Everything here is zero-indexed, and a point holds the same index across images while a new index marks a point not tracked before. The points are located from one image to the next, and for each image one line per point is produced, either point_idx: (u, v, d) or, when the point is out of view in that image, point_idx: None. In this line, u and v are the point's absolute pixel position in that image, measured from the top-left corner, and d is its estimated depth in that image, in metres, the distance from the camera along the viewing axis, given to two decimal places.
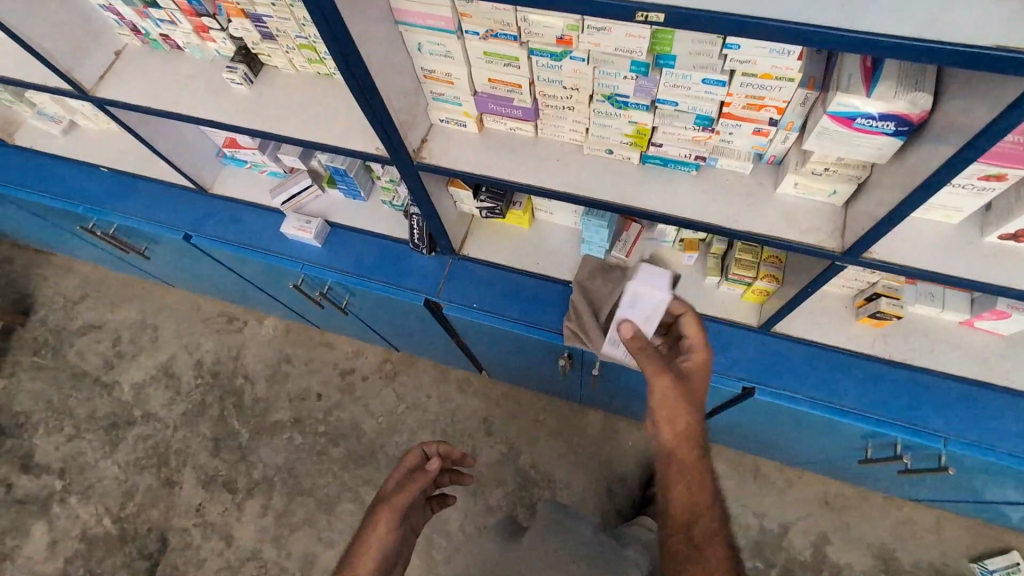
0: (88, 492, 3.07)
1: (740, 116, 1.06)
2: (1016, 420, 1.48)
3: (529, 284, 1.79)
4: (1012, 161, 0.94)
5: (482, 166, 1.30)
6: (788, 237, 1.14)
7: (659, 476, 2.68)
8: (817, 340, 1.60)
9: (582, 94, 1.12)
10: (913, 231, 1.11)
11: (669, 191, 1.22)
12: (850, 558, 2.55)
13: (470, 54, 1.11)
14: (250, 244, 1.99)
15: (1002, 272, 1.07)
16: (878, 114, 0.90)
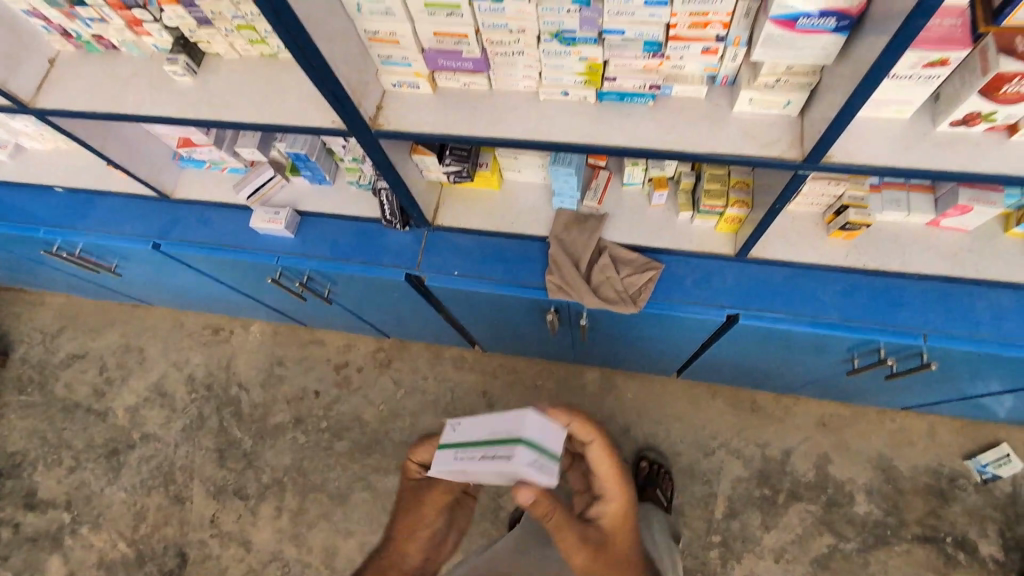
0: (99, 520, 3.06)
1: (686, 37, 1.07)
2: (988, 309, 1.53)
3: (506, 245, 1.79)
4: (954, 44, 0.96)
5: (441, 126, 1.29)
6: (750, 152, 1.15)
7: (644, 461, 2.70)
8: (792, 259, 1.63)
9: (529, 36, 1.12)
10: (868, 130, 1.13)
11: (628, 124, 1.22)
12: (851, 473, 2.64)
13: (411, 8, 1.10)
14: (222, 244, 1.96)
15: (958, 158, 1.10)
16: (818, 12, 0.91)
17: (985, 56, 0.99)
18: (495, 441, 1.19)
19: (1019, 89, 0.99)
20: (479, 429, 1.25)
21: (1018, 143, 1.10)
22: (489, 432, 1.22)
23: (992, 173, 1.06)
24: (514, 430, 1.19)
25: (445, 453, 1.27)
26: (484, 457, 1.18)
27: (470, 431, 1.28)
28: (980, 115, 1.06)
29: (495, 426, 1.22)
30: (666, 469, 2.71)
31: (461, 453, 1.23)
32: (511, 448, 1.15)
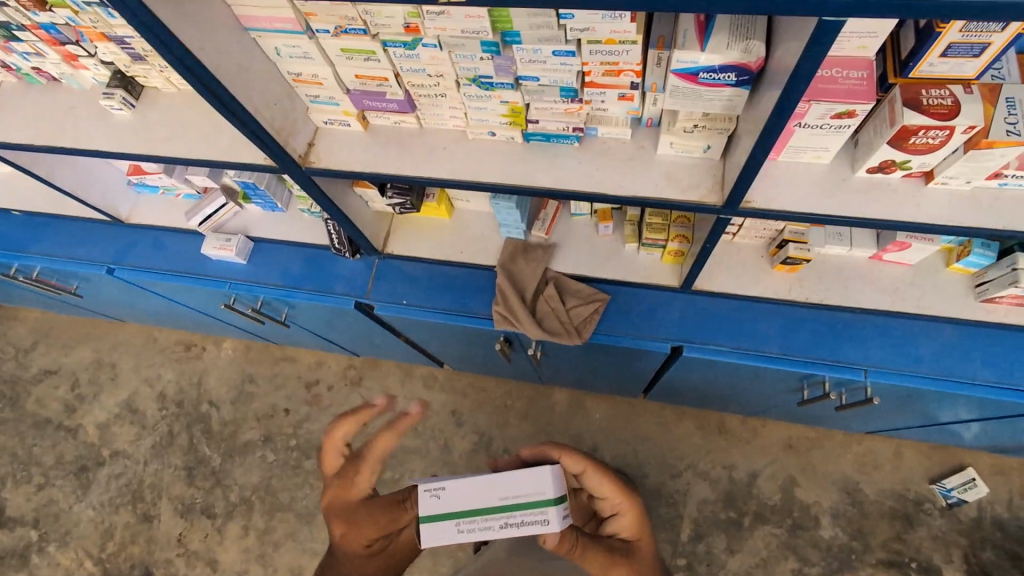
0: (66, 538, 3.04)
1: (601, 84, 1.07)
2: (929, 344, 1.53)
3: (455, 274, 1.79)
4: (858, 97, 0.95)
5: (371, 164, 1.29)
6: (670, 196, 1.16)
7: None
8: (735, 292, 1.62)
9: (447, 81, 1.12)
10: (788, 174, 1.13)
11: (554, 165, 1.23)
12: (817, 496, 2.63)
13: (328, 53, 1.10)
14: (175, 270, 1.96)
15: (874, 205, 1.10)
16: (718, 67, 0.91)
17: (892, 107, 0.99)
18: (515, 509, 1.07)
19: (928, 140, 0.98)
20: (482, 494, 1.10)
21: (935, 191, 1.10)
22: (507, 495, 1.09)
23: (904, 221, 1.06)
24: (538, 491, 1.07)
25: (438, 525, 1.09)
26: (503, 527, 1.08)
27: (461, 494, 1.09)
28: (894, 163, 1.06)
29: (507, 490, 1.09)
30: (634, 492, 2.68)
31: (466, 524, 1.09)
32: (541, 510, 1.07)
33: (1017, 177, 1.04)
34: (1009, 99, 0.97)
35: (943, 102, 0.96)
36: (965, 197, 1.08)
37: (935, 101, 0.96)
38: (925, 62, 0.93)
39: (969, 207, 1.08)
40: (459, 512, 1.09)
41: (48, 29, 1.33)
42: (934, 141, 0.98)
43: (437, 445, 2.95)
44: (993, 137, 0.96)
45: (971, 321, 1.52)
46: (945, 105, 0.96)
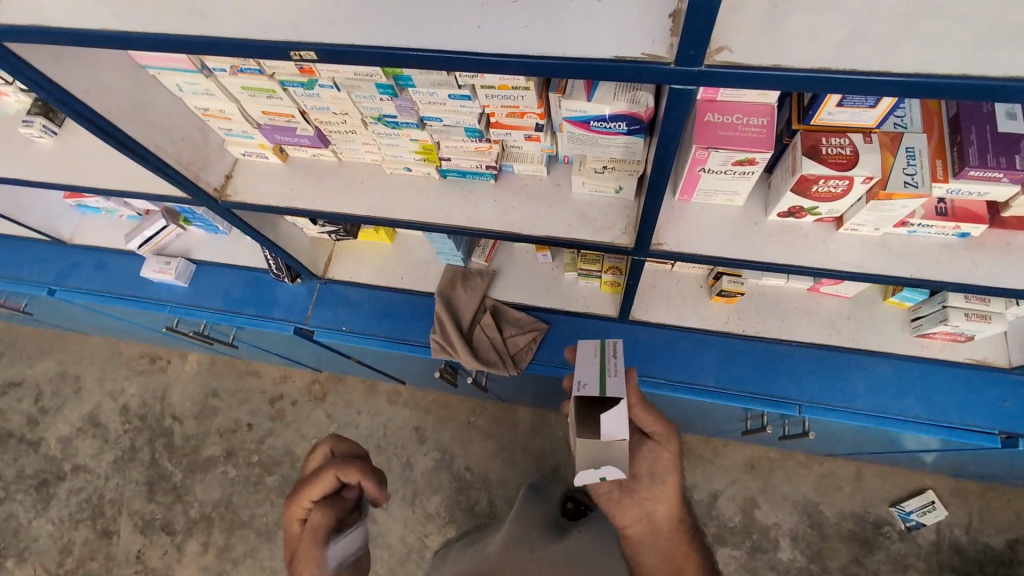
0: (24, 554, 3.01)
1: (507, 125, 1.05)
2: (865, 379, 1.51)
3: (395, 300, 1.77)
4: (756, 146, 0.93)
5: (286, 198, 1.26)
6: (583, 237, 1.13)
7: None
8: (674, 323, 1.60)
9: (354, 119, 1.09)
10: (701, 217, 1.11)
11: (470, 203, 1.21)
12: (776, 517, 2.61)
13: (230, 90, 1.07)
14: (114, 292, 1.92)
15: (785, 251, 1.08)
16: (609, 115, 0.89)
17: (795, 154, 0.98)
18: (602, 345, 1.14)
19: (829, 188, 0.97)
20: (585, 369, 1.10)
21: (847, 237, 1.08)
22: (586, 355, 1.14)
23: (812, 267, 1.05)
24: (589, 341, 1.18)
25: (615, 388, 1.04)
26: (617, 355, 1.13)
27: (586, 378, 1.08)
28: (803, 209, 1.04)
29: (586, 356, 1.14)
30: None
31: (613, 370, 1.08)
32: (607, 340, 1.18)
33: (926, 226, 1.02)
34: (909, 148, 0.96)
35: (843, 152, 0.95)
36: (876, 243, 1.07)
37: (834, 151, 0.94)
38: (824, 109, 0.90)
39: (879, 253, 1.06)
40: (602, 374, 1.08)
41: None
42: (836, 189, 0.97)
43: (399, 462, 2.93)
44: (891, 188, 0.94)
45: (907, 356, 1.50)
46: (843, 154, 0.94)
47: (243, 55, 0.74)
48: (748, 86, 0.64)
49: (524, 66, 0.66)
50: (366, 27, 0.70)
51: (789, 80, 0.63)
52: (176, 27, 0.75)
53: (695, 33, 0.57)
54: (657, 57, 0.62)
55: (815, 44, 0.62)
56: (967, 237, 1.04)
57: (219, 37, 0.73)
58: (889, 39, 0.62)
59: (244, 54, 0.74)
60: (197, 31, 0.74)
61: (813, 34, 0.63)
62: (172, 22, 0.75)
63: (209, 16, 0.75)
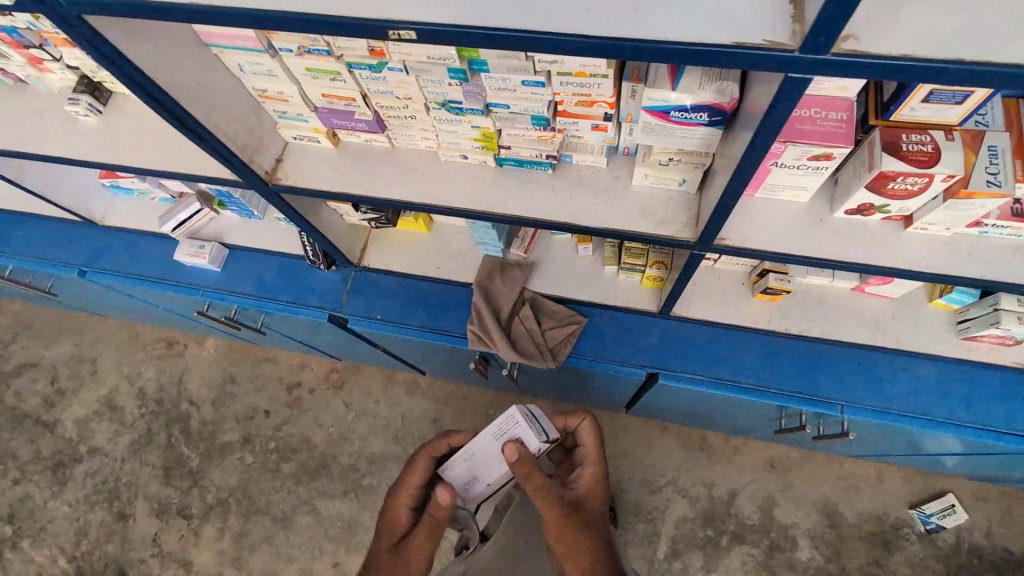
0: (40, 534, 3.01)
1: (574, 114, 1.04)
2: (909, 381, 1.50)
3: (432, 289, 1.75)
4: (835, 141, 0.91)
5: (339, 183, 1.25)
6: (644, 230, 1.12)
7: None
8: (715, 320, 1.59)
9: (416, 103, 1.08)
10: (765, 212, 1.10)
11: (526, 192, 1.19)
12: (795, 517, 2.61)
13: (292, 71, 1.06)
14: (145, 274, 1.91)
15: (852, 248, 1.06)
16: (691, 105, 0.87)
17: (872, 150, 0.96)
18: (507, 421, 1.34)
19: (906, 185, 0.95)
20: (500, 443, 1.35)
21: (915, 236, 1.07)
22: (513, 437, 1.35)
23: (879, 266, 1.04)
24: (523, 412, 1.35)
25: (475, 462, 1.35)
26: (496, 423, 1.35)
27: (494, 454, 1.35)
28: (874, 206, 1.03)
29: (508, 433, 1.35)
30: (613, 509, 2.63)
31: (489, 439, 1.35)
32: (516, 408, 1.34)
33: (999, 227, 1.01)
34: (991, 147, 0.95)
35: (924, 149, 0.93)
36: (944, 243, 1.06)
37: (915, 148, 0.93)
38: (907, 105, 0.88)
39: (948, 254, 1.05)
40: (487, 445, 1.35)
41: (8, 33, 1.27)
42: (913, 187, 0.95)
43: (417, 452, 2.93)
44: (972, 187, 0.92)
45: (952, 359, 1.49)
46: (925, 151, 0.93)
47: (333, 33, 0.73)
48: (869, 77, 0.63)
49: (634, 50, 0.65)
50: (464, 7, 0.68)
51: (910, 71, 0.61)
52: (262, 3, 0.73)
53: (827, 22, 0.56)
54: (778, 44, 0.61)
55: (937, 34, 0.60)
56: None
57: (309, 14, 0.71)
58: (1015, 30, 0.60)
59: (334, 32, 0.73)
60: (287, 7, 0.72)
61: (939, 24, 0.61)
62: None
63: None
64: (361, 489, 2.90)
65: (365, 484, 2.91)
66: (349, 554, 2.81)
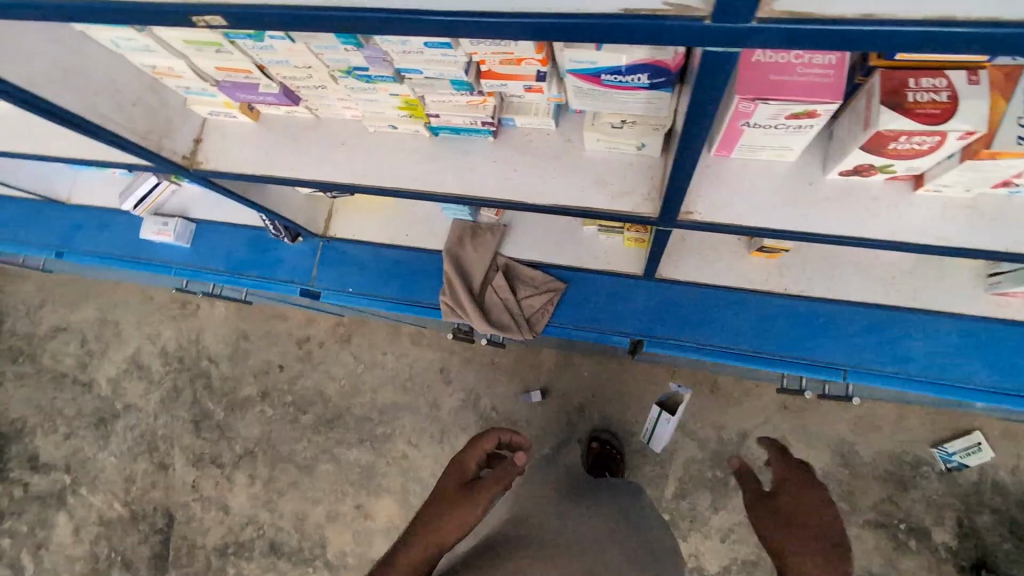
0: (95, 482, 3.28)
1: (501, 75, 0.86)
2: (925, 342, 1.34)
3: (402, 258, 1.65)
4: (820, 96, 0.72)
5: (262, 165, 1.12)
6: (600, 206, 0.96)
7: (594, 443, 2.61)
8: (706, 281, 1.43)
9: (320, 73, 0.91)
10: (741, 177, 0.92)
11: (465, 165, 1.04)
12: (806, 458, 2.51)
13: (173, 44, 0.90)
14: (121, 254, 1.86)
15: (846, 218, 0.88)
16: (626, 67, 0.69)
17: (870, 101, 0.75)
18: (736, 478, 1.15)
19: (912, 145, 0.76)
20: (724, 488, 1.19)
21: (926, 199, 0.87)
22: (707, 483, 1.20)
23: (875, 240, 0.87)
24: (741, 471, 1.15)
25: None
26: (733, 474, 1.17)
27: None
28: (874, 167, 0.83)
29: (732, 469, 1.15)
30: (620, 452, 2.62)
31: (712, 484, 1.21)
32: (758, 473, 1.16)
33: None
34: None
35: (937, 98, 0.71)
36: (962, 205, 0.87)
37: (925, 98, 0.72)
38: None
39: (966, 217, 0.86)
40: None
41: None
42: (922, 146, 0.76)
43: (426, 401, 2.97)
44: (997, 147, 0.72)
45: (976, 317, 1.31)
46: (938, 102, 0.71)
47: (166, 25, 0.58)
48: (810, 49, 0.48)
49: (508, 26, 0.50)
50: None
51: (839, 43, 0.46)
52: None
53: None
54: (686, 9, 0.46)
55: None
56: None
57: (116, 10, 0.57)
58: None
59: (166, 23, 0.58)
60: None
61: None
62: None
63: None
64: (376, 437, 3.00)
65: (379, 433, 3.00)
66: (369, 497, 2.95)
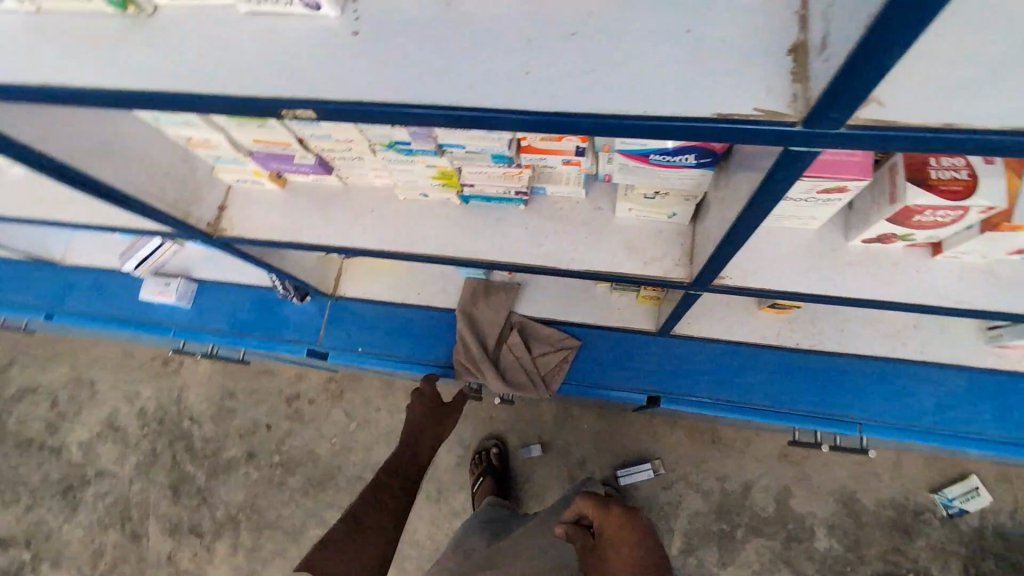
0: (58, 560, 2.90)
1: (540, 149, 0.89)
2: (935, 394, 1.38)
3: (414, 317, 1.64)
4: (852, 173, 0.77)
5: (290, 231, 1.12)
6: (631, 270, 0.98)
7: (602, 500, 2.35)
8: (722, 337, 1.47)
9: (360, 146, 0.93)
10: (770, 244, 0.95)
11: (496, 232, 1.06)
12: (811, 505, 2.29)
13: (217, 122, 0.92)
14: (115, 315, 1.80)
15: (874, 284, 0.91)
16: (673, 148, 0.74)
17: (893, 178, 0.80)
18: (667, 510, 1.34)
19: (936, 218, 0.80)
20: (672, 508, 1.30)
21: (943, 264, 0.92)
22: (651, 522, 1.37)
23: (903, 303, 0.90)
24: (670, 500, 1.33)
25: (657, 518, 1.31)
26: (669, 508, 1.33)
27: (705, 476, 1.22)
28: (896, 236, 0.88)
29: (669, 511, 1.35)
30: None
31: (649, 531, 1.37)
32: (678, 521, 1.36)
33: None
34: None
35: (957, 176, 0.77)
36: (978, 270, 0.92)
37: (947, 176, 0.77)
38: None
39: (981, 281, 0.91)
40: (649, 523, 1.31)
41: None
42: (945, 220, 0.81)
43: None
44: (1017, 220, 0.79)
45: (979, 368, 1.37)
46: (959, 179, 0.77)
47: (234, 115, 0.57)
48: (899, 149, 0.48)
49: (605, 127, 0.50)
50: (396, 81, 0.53)
51: (931, 145, 0.47)
52: (130, 78, 0.58)
53: (842, 91, 0.41)
54: (775, 114, 0.46)
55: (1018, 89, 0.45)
56: None
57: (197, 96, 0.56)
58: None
59: (234, 112, 0.57)
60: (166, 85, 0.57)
61: (983, 89, 0.45)
62: (128, 71, 0.59)
63: (164, 71, 0.58)
64: None
65: None
66: None
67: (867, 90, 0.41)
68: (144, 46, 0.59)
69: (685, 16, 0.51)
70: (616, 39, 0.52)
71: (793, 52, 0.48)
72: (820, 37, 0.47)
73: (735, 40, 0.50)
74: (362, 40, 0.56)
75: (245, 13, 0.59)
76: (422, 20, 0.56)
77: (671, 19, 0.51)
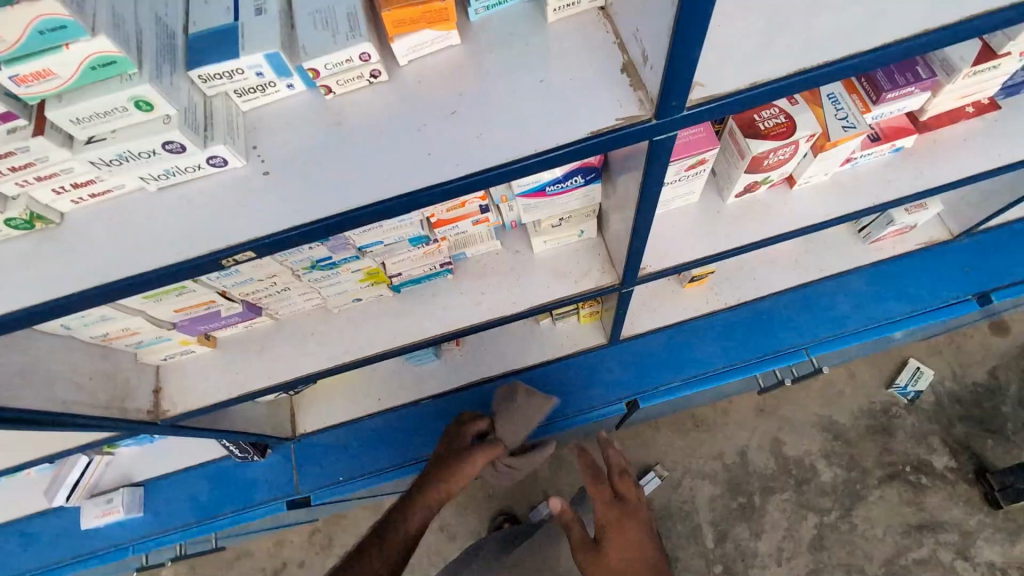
0: None
1: (450, 220, 0.97)
2: (847, 299, 1.58)
3: (383, 423, 1.62)
4: (703, 146, 0.91)
5: (238, 385, 1.10)
6: (567, 293, 1.07)
7: None
8: (661, 325, 1.56)
9: (283, 277, 0.96)
10: (669, 226, 1.09)
11: (436, 306, 1.11)
12: (802, 444, 2.34)
13: (132, 307, 0.91)
14: (57, 559, 1.59)
15: (757, 227, 1.08)
16: (562, 174, 0.85)
17: (735, 139, 0.97)
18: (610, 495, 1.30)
19: (778, 157, 0.96)
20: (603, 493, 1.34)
21: (802, 191, 1.10)
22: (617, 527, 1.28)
23: (787, 232, 1.06)
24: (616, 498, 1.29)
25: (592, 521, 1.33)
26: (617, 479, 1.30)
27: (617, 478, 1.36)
28: (758, 182, 1.04)
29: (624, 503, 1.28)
30: None
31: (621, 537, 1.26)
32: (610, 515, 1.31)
33: (866, 155, 1.04)
34: (830, 95, 0.98)
35: (778, 121, 0.95)
36: (829, 186, 1.10)
37: (771, 123, 0.94)
38: None
39: (835, 193, 1.09)
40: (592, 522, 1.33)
41: None
42: (784, 157, 0.97)
43: None
44: (834, 137, 0.95)
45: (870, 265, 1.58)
46: (780, 123, 0.94)
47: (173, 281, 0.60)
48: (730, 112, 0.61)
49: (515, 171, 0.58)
50: (319, 196, 0.59)
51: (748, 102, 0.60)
52: (55, 286, 0.59)
53: (671, 88, 0.53)
54: (635, 117, 0.57)
55: (784, 48, 0.60)
56: (900, 151, 1.08)
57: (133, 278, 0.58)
58: (808, 12, 0.62)
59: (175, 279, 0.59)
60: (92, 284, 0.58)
61: (761, 57, 0.60)
62: (51, 281, 0.59)
63: (89, 270, 0.59)
64: None
65: None
66: None
67: (687, 83, 0.53)
68: (60, 255, 0.60)
69: (537, 70, 0.61)
70: (491, 103, 0.60)
71: (625, 70, 0.60)
72: (638, 54, 0.58)
73: (581, 75, 0.60)
74: (274, 175, 0.60)
75: (158, 188, 0.61)
76: (319, 143, 0.61)
77: (526, 75, 0.61)
